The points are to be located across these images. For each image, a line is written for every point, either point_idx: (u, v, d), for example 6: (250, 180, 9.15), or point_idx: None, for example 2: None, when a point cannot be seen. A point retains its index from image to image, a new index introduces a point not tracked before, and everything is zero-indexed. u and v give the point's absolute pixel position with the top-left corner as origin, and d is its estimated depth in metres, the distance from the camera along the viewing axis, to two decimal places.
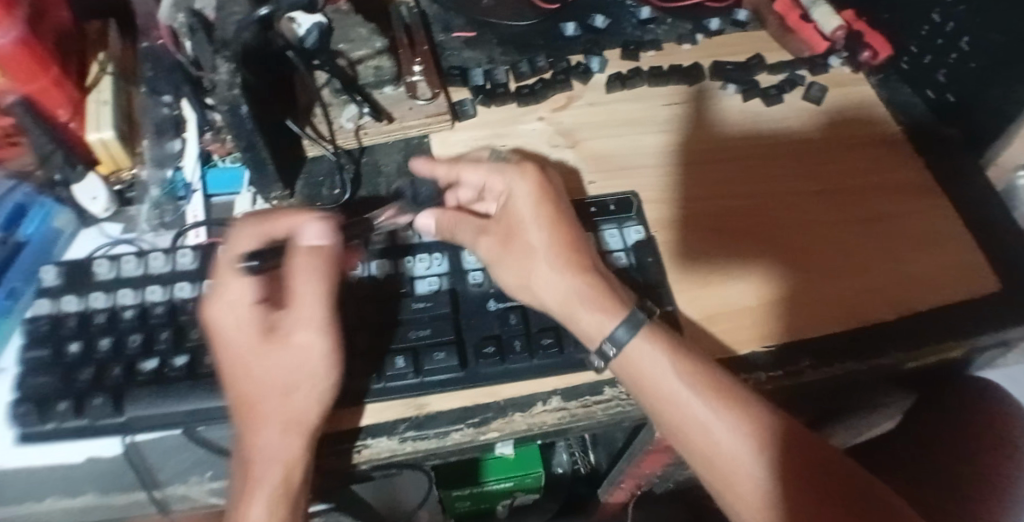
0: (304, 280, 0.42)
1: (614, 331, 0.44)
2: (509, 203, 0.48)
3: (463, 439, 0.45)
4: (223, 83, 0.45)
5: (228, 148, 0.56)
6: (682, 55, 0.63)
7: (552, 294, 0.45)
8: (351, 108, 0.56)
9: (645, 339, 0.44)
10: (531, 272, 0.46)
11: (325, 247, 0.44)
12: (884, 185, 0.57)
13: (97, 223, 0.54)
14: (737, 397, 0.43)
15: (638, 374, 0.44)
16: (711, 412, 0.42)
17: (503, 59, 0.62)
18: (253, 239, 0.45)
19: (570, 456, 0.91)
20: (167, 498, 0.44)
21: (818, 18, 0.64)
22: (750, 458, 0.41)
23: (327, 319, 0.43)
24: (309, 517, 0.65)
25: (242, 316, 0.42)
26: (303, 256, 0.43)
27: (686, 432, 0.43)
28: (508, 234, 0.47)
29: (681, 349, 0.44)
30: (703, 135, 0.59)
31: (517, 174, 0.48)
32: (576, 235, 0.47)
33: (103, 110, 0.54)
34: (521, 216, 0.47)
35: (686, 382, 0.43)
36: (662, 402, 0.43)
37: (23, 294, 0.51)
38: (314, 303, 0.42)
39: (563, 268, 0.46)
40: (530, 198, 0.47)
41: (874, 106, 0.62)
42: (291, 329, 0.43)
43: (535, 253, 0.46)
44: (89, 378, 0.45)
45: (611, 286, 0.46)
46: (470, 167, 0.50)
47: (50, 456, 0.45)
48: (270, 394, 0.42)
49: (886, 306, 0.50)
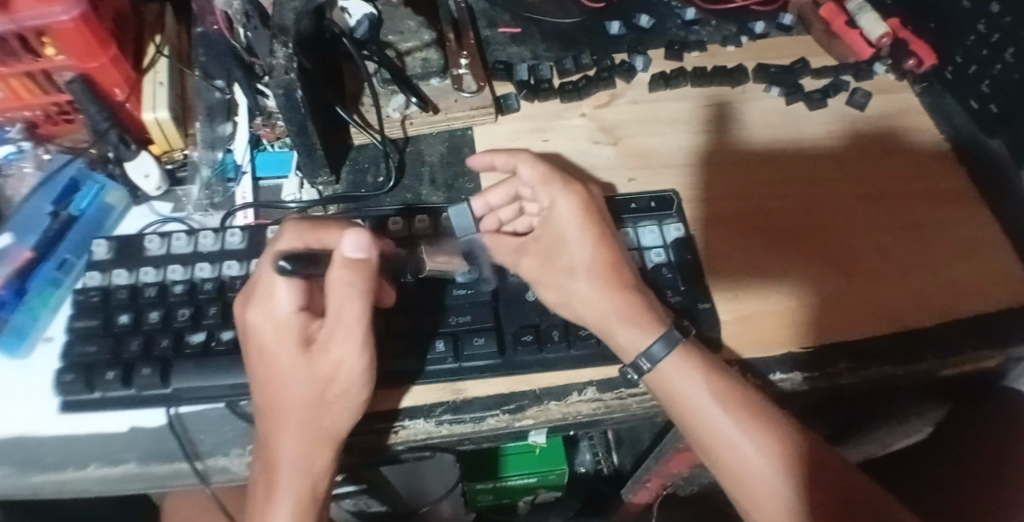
0: (343, 296, 0.40)
1: (650, 348, 0.44)
2: (552, 219, 0.49)
3: (499, 425, 0.46)
4: (280, 67, 0.46)
5: (278, 133, 0.58)
6: (727, 56, 0.63)
7: (591, 309, 0.46)
8: (399, 98, 0.58)
9: (680, 355, 0.45)
10: (570, 287, 0.47)
11: (366, 261, 0.40)
12: (926, 192, 0.56)
13: (148, 200, 0.56)
14: (765, 416, 0.44)
15: (669, 390, 0.45)
16: (740, 431, 0.43)
17: (548, 55, 0.63)
18: (298, 241, 0.42)
19: (593, 456, 0.91)
20: (208, 469, 0.45)
21: (863, 24, 0.63)
22: (776, 476, 0.43)
23: (365, 337, 0.41)
24: (339, 498, 0.66)
25: (284, 321, 0.42)
26: (338, 271, 0.40)
27: (713, 448, 0.44)
28: (548, 253, 0.49)
29: (714, 368, 0.45)
30: (744, 136, 0.59)
31: (562, 190, 0.49)
32: (617, 254, 0.48)
33: (159, 91, 0.56)
34: (565, 229, 0.49)
35: (717, 399, 0.44)
36: (692, 419, 0.44)
37: (75, 265, 0.53)
38: (352, 323, 0.41)
39: (601, 287, 0.47)
40: (574, 215, 0.48)
41: (916, 115, 0.61)
42: (330, 341, 0.42)
43: (576, 272, 0.48)
44: (137, 349, 0.46)
45: (650, 304, 0.46)
46: (525, 169, 0.50)
47: (95, 423, 0.46)
48: (302, 407, 0.42)
49: (923, 311, 0.50)
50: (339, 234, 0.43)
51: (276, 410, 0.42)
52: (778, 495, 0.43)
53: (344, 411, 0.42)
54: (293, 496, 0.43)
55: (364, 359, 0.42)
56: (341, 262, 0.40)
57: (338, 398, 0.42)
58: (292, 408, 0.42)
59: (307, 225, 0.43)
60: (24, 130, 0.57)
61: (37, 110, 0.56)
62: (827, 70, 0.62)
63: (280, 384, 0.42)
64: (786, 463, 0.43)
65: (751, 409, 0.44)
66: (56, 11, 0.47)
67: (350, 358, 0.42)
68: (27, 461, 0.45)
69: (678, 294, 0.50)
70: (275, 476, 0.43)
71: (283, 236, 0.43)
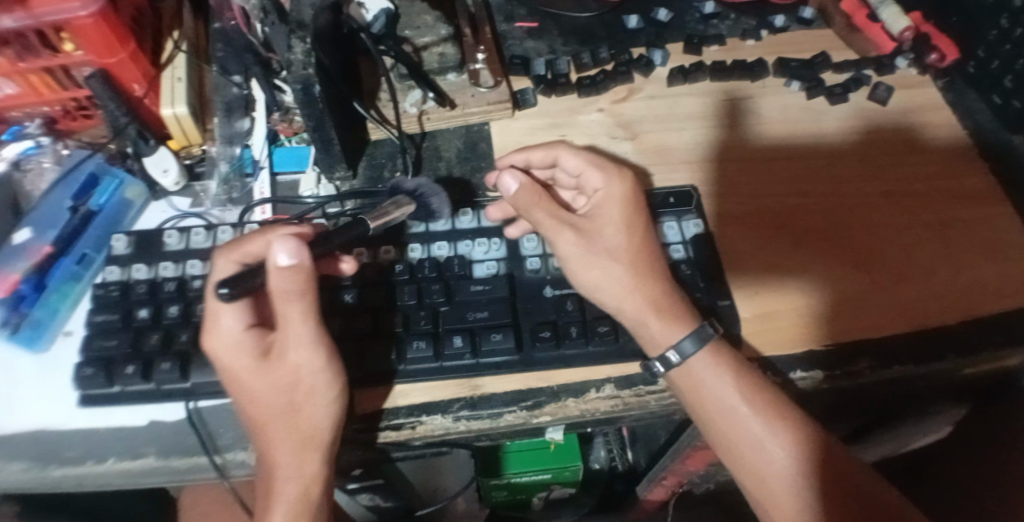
0: (284, 303, 0.41)
1: (680, 341, 0.44)
2: (601, 205, 0.48)
3: (516, 421, 0.45)
4: (298, 62, 0.46)
5: (295, 128, 0.58)
6: (747, 50, 0.62)
7: (632, 299, 0.45)
8: (416, 94, 0.57)
9: (709, 353, 0.44)
10: (616, 268, 0.46)
11: (299, 267, 0.39)
12: (952, 191, 0.55)
13: (166, 196, 0.56)
14: (790, 417, 0.43)
15: (696, 387, 0.44)
16: (766, 430, 0.43)
17: (565, 50, 0.63)
18: (231, 264, 0.42)
19: (608, 453, 0.91)
20: (228, 463, 0.45)
21: (885, 18, 0.62)
22: (798, 479, 0.42)
23: (315, 337, 0.42)
24: (351, 493, 0.65)
25: (241, 345, 0.42)
26: (277, 281, 0.40)
27: (737, 445, 0.44)
28: (592, 233, 0.47)
29: (743, 367, 0.44)
30: (766, 131, 0.58)
31: (613, 176, 0.49)
32: (653, 247, 0.47)
33: (178, 87, 0.56)
34: (612, 211, 0.48)
35: (743, 397, 0.43)
36: (716, 417, 0.44)
37: (95, 260, 0.53)
38: (299, 324, 0.41)
39: (644, 273, 0.46)
40: (620, 201, 0.48)
41: (938, 110, 0.59)
42: (285, 347, 0.43)
43: (618, 256, 0.46)
44: (156, 343, 0.46)
45: (682, 298, 0.46)
46: (569, 156, 0.50)
47: (113, 417, 0.46)
48: (288, 408, 0.43)
49: (947, 310, 0.49)
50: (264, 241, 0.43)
51: (262, 424, 0.43)
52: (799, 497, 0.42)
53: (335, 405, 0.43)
54: (297, 502, 0.43)
55: (318, 355, 0.42)
56: (275, 274, 0.39)
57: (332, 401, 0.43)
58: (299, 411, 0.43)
59: (235, 241, 0.43)
60: (43, 125, 0.58)
61: (57, 106, 0.56)
62: (846, 63, 0.61)
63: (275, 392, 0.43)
64: (806, 466, 0.43)
65: (777, 408, 0.43)
66: (75, 6, 0.48)
67: (307, 361, 0.42)
68: (48, 453, 0.45)
69: (698, 291, 0.49)
70: (274, 485, 0.43)
71: (217, 263, 0.43)
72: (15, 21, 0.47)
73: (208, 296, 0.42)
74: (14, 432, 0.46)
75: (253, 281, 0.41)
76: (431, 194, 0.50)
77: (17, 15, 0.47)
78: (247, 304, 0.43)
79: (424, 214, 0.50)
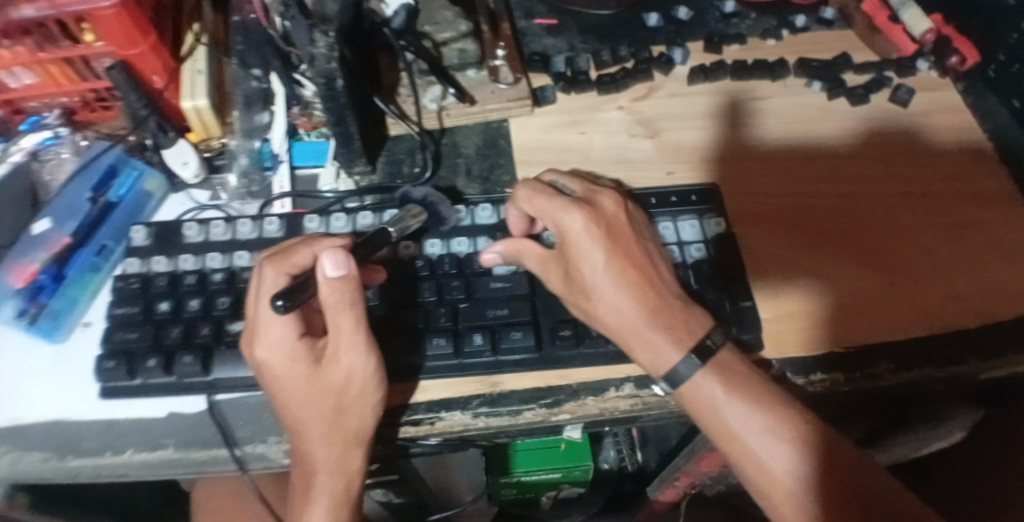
0: (334, 313, 0.41)
1: (674, 370, 0.43)
2: (564, 244, 0.45)
3: (535, 419, 0.45)
4: (322, 57, 0.45)
5: (314, 123, 0.58)
6: (767, 50, 0.62)
7: (616, 335, 0.44)
8: (436, 89, 0.57)
9: (703, 371, 0.43)
10: (595, 308, 0.44)
11: (350, 276, 0.41)
12: (971, 193, 0.55)
13: (186, 188, 0.56)
14: (793, 426, 0.42)
15: (697, 401, 0.43)
16: (766, 443, 0.42)
17: (584, 47, 0.62)
18: (279, 277, 0.42)
19: (618, 453, 0.90)
20: (246, 456, 0.45)
21: (907, 19, 0.61)
22: (806, 492, 0.41)
23: (370, 342, 0.42)
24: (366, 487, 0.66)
25: (289, 354, 0.42)
26: (329, 292, 0.40)
27: (741, 459, 0.43)
28: (568, 272, 0.45)
29: (740, 381, 0.43)
30: (788, 130, 0.58)
31: (563, 212, 0.45)
32: (633, 277, 0.44)
33: (198, 79, 0.56)
34: (577, 249, 0.45)
35: (747, 407, 0.42)
36: (720, 428, 0.43)
37: (114, 252, 0.53)
38: (352, 332, 0.41)
39: (624, 308, 0.44)
40: (583, 238, 0.44)
41: (959, 113, 0.59)
42: (336, 353, 0.42)
43: (594, 292, 0.44)
44: (178, 336, 0.46)
45: (674, 326, 0.43)
46: (524, 199, 0.46)
47: (133, 409, 0.46)
48: (323, 412, 0.43)
49: (967, 313, 0.49)
50: (311, 252, 0.43)
51: (300, 426, 0.43)
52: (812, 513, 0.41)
53: (365, 408, 0.43)
54: (328, 495, 0.44)
55: (372, 361, 0.42)
56: (325, 285, 0.40)
57: (356, 400, 0.43)
58: (330, 412, 0.43)
59: (275, 256, 0.43)
60: (62, 116, 0.58)
61: (76, 97, 0.56)
62: (868, 65, 0.60)
63: (306, 400, 0.43)
64: (815, 479, 0.41)
65: (784, 420, 0.42)
66: None
67: (359, 366, 0.42)
68: (67, 444, 0.45)
69: (717, 292, 0.49)
70: (313, 479, 0.44)
71: (264, 276, 0.42)
72: (36, 10, 0.47)
73: (259, 311, 0.42)
74: (34, 422, 0.46)
75: (307, 292, 0.41)
76: (439, 202, 0.50)
77: (38, 5, 0.47)
78: (296, 317, 0.43)
79: (434, 221, 0.50)
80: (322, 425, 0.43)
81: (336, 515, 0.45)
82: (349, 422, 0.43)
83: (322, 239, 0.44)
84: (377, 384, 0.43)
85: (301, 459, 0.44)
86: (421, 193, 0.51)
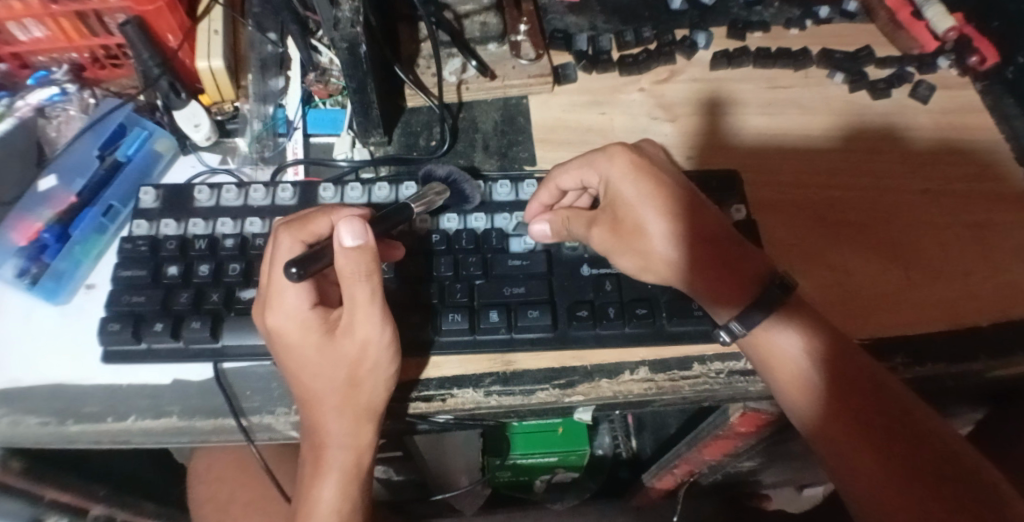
0: (350, 284, 0.40)
1: (746, 310, 0.43)
2: (610, 191, 0.47)
3: (548, 399, 0.45)
4: (346, 20, 0.44)
5: (331, 90, 0.56)
6: (790, 40, 0.61)
7: (675, 272, 0.45)
8: (456, 62, 0.57)
9: (775, 321, 0.44)
10: (648, 248, 0.45)
11: (365, 247, 0.39)
12: (989, 193, 0.54)
13: (196, 151, 0.55)
14: (859, 376, 0.42)
15: (763, 349, 0.44)
16: (827, 388, 0.42)
17: (606, 27, 0.62)
18: (295, 245, 0.41)
19: (612, 440, 0.92)
20: (253, 427, 0.44)
21: (931, 16, 0.60)
22: (864, 440, 0.41)
23: (385, 314, 0.41)
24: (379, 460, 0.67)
25: (301, 323, 0.41)
26: (344, 262, 0.39)
27: (801, 405, 0.43)
28: (616, 219, 0.46)
29: (814, 329, 0.43)
30: (811, 122, 0.57)
31: (605, 161, 0.46)
32: (686, 206, 0.45)
33: (213, 39, 0.54)
34: (621, 192, 0.46)
35: (814, 359, 0.43)
36: (794, 390, 0.43)
37: (121, 213, 0.51)
38: (366, 305, 0.40)
39: (677, 241, 0.45)
40: (626, 174, 0.46)
41: (978, 113, 0.58)
42: (351, 324, 0.41)
43: (647, 229, 0.45)
44: (187, 301, 0.45)
45: (730, 262, 0.45)
46: (562, 176, 0.48)
47: (136, 375, 0.45)
48: (339, 381, 0.42)
49: (982, 312, 0.49)
50: (329, 221, 0.42)
51: (312, 397, 0.42)
52: (872, 474, 0.40)
53: (376, 386, 0.42)
54: (338, 470, 0.43)
55: (385, 333, 0.41)
56: (341, 255, 0.39)
57: (370, 372, 0.42)
58: (342, 383, 0.42)
59: (294, 222, 0.42)
60: (70, 72, 0.56)
61: (86, 52, 0.55)
62: (891, 59, 0.60)
63: (319, 366, 0.42)
64: (874, 433, 0.41)
65: (853, 376, 0.42)
66: None
67: (374, 338, 0.41)
68: (66, 408, 0.44)
69: None
70: (324, 453, 0.43)
71: (279, 243, 0.41)
72: None
73: (273, 275, 0.41)
74: (34, 385, 0.45)
75: (323, 261, 0.39)
76: (463, 181, 0.50)
77: None
78: (310, 284, 0.42)
79: (457, 200, 0.49)
80: (334, 397, 0.42)
81: (346, 491, 0.44)
82: (363, 395, 0.42)
83: (339, 209, 0.43)
84: (389, 358, 0.42)
85: (310, 431, 0.43)
86: (444, 170, 0.50)
